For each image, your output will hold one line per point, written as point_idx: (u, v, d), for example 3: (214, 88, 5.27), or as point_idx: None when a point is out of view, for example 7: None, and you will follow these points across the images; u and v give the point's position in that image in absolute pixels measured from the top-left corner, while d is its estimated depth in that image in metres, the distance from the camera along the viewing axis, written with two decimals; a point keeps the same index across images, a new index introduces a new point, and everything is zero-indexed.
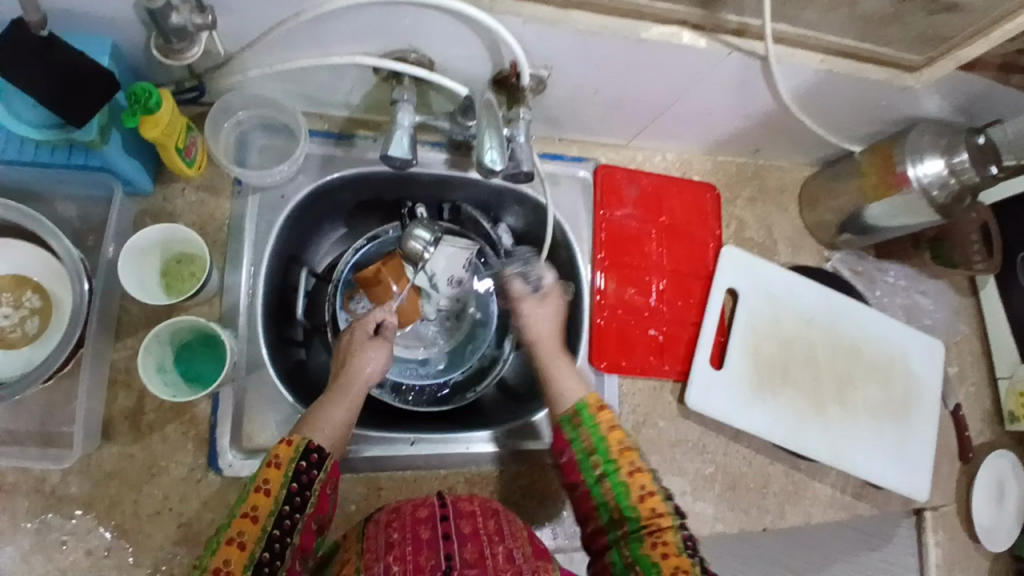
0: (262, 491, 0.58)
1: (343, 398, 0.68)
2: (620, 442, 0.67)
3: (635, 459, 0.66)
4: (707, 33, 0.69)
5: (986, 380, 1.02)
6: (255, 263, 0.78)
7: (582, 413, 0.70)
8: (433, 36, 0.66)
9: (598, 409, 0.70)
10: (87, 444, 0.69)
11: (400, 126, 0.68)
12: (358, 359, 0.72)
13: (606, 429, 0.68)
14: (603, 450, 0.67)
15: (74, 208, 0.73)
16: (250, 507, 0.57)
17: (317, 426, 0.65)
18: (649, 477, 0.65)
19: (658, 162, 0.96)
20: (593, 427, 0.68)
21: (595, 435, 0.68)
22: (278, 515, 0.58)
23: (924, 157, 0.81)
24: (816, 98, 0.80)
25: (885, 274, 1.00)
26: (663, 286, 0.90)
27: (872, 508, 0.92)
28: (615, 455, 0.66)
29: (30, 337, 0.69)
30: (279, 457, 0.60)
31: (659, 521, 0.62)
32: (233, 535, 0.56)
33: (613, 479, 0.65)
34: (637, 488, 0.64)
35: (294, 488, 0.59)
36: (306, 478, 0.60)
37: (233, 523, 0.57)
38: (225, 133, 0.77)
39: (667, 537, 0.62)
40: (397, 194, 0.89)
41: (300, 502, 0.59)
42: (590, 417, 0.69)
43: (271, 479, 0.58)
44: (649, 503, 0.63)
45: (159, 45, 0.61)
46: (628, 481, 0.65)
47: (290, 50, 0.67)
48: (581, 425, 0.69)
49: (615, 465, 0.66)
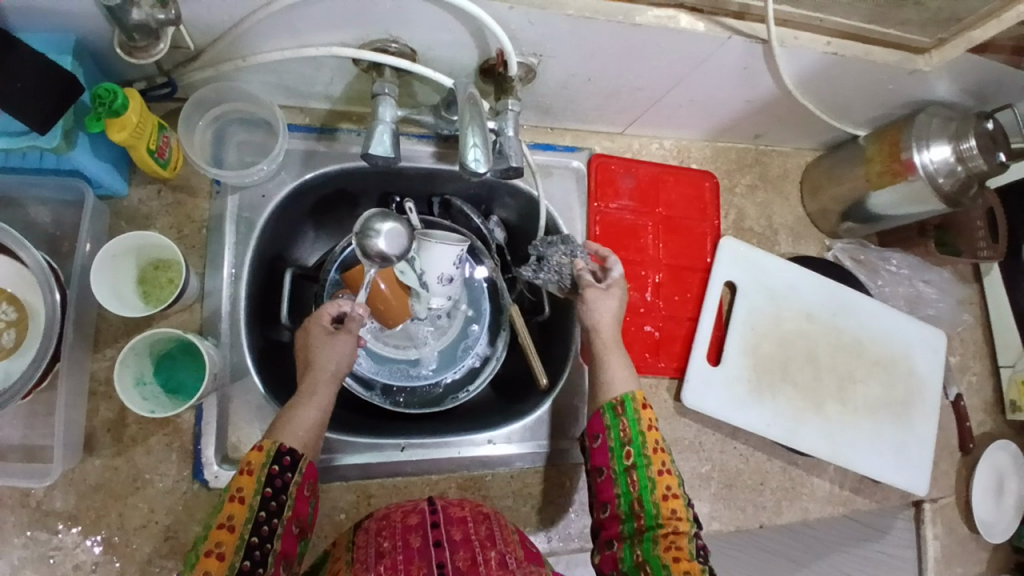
0: (236, 499, 0.56)
1: (313, 398, 0.65)
2: (655, 441, 0.65)
3: (667, 460, 0.65)
4: (706, 16, 0.65)
5: (988, 369, 1.00)
6: (236, 265, 0.75)
7: (627, 404, 0.67)
8: (414, 25, 0.62)
9: (643, 405, 0.67)
10: (69, 458, 0.67)
11: (382, 122, 0.64)
12: (322, 354, 0.68)
13: (646, 425, 0.66)
14: (639, 445, 0.65)
15: (47, 213, 0.69)
16: (226, 517, 0.55)
17: (286, 429, 0.62)
18: (675, 480, 0.64)
19: (655, 150, 0.92)
20: (633, 420, 0.66)
21: (634, 428, 0.66)
22: (255, 523, 0.56)
23: (931, 144, 0.78)
24: (821, 83, 0.76)
25: (888, 264, 0.97)
26: (660, 281, 0.88)
27: (871, 502, 0.91)
28: (649, 452, 0.65)
29: (7, 349, 0.66)
30: (250, 464, 0.57)
31: (677, 525, 0.62)
32: (211, 547, 0.54)
33: (642, 473, 0.64)
34: (663, 488, 0.63)
35: (269, 493, 0.57)
36: (280, 482, 0.58)
37: (210, 535, 0.55)
38: (200, 131, 0.73)
39: (681, 542, 0.61)
40: (384, 189, 0.86)
41: (276, 507, 0.57)
42: (633, 411, 0.67)
43: (244, 487, 0.56)
44: (670, 505, 0.62)
45: (121, 43, 0.57)
46: (655, 478, 0.63)
47: (262, 41, 0.63)
48: (623, 415, 0.67)
49: (647, 462, 0.64)
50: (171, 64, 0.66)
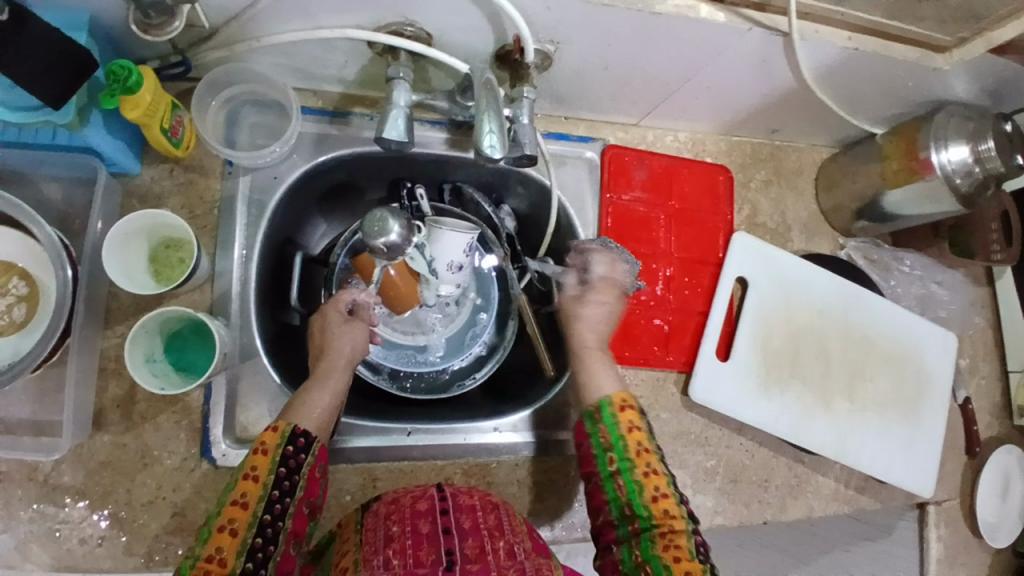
0: (250, 478, 0.57)
1: (327, 383, 0.67)
2: (637, 444, 0.65)
3: (653, 460, 0.64)
4: (726, 6, 0.64)
5: (998, 372, 0.99)
6: (247, 247, 0.75)
7: (603, 411, 0.67)
8: (430, 9, 0.61)
9: (620, 409, 0.67)
10: (78, 434, 0.67)
11: (396, 106, 0.64)
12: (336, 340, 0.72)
13: (625, 428, 0.65)
14: (621, 449, 0.65)
15: (59, 190, 0.69)
16: (239, 494, 0.56)
17: (301, 411, 0.64)
18: (664, 479, 0.63)
19: (669, 142, 0.91)
20: (612, 425, 0.66)
21: (613, 433, 0.65)
22: (268, 501, 0.56)
23: (949, 144, 0.76)
24: (840, 78, 0.75)
25: (901, 263, 0.96)
26: (671, 274, 0.87)
27: (876, 502, 0.91)
28: (631, 455, 0.64)
29: (18, 324, 0.67)
30: (265, 444, 0.59)
31: (672, 524, 0.61)
32: (224, 523, 0.54)
33: (627, 477, 0.63)
34: (652, 488, 0.62)
35: (283, 473, 0.58)
36: (294, 463, 0.59)
37: (223, 512, 0.55)
38: (213, 112, 0.73)
39: (679, 541, 0.60)
40: (395, 174, 0.86)
41: (289, 486, 0.58)
42: (609, 415, 0.66)
43: (258, 466, 0.57)
44: (661, 504, 0.62)
45: (136, 20, 0.56)
46: (641, 480, 0.63)
47: (276, 22, 0.63)
48: (602, 423, 0.66)
49: (631, 464, 0.64)
50: (186, 43, 0.65)
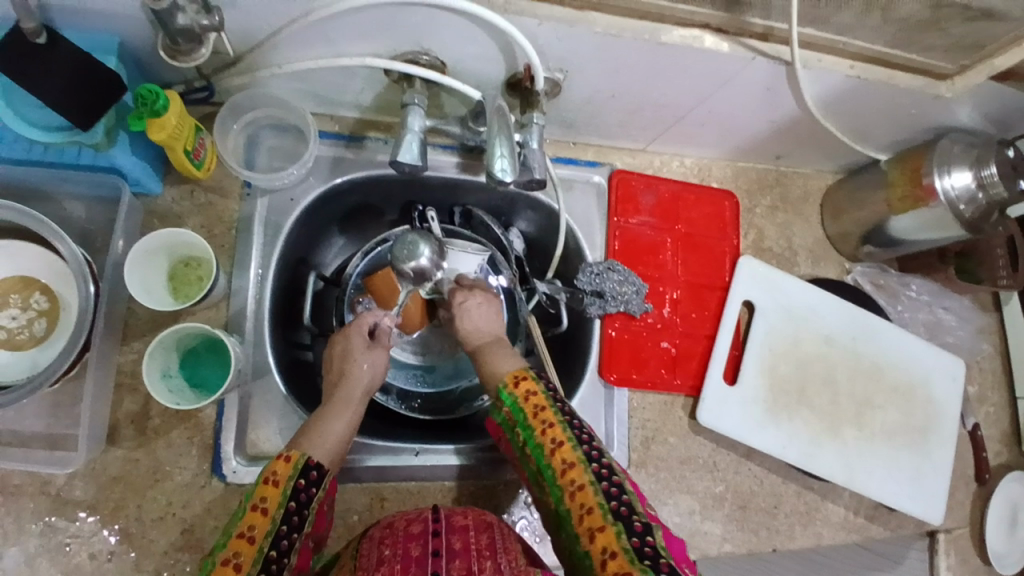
0: (259, 509, 0.56)
1: (345, 409, 0.65)
2: (535, 407, 0.64)
3: (550, 417, 0.63)
4: (730, 37, 0.66)
5: (1007, 401, 0.98)
6: (262, 266, 0.77)
7: (500, 394, 0.66)
8: (445, 38, 0.64)
9: (515, 384, 0.66)
10: (91, 448, 0.68)
11: (411, 131, 0.66)
12: (357, 365, 0.69)
13: (522, 399, 0.65)
14: (522, 421, 0.64)
15: (83, 208, 0.72)
16: (247, 527, 0.55)
17: (316, 437, 0.62)
18: (562, 430, 0.62)
19: (676, 168, 0.93)
20: (511, 403, 0.65)
21: (513, 410, 0.65)
22: (275, 536, 0.56)
23: (953, 170, 0.78)
24: (844, 106, 0.77)
25: (908, 289, 0.97)
26: (678, 297, 0.88)
27: (886, 530, 0.90)
28: (529, 423, 0.63)
29: (38, 339, 0.68)
30: (277, 474, 0.58)
31: (575, 480, 0.59)
32: (229, 556, 0.54)
33: (533, 446, 0.63)
34: (551, 445, 0.62)
35: (292, 508, 0.58)
36: (304, 497, 0.59)
37: (229, 544, 0.55)
38: (234, 135, 0.76)
39: (586, 497, 0.58)
40: (408, 197, 0.88)
41: (297, 521, 0.58)
42: (507, 394, 0.65)
43: (268, 498, 0.57)
44: (562, 461, 0.61)
45: (165, 46, 0.59)
46: (542, 443, 0.62)
47: (298, 50, 0.65)
48: (503, 405, 0.66)
49: (532, 430, 0.63)
50: (211, 69, 0.68)
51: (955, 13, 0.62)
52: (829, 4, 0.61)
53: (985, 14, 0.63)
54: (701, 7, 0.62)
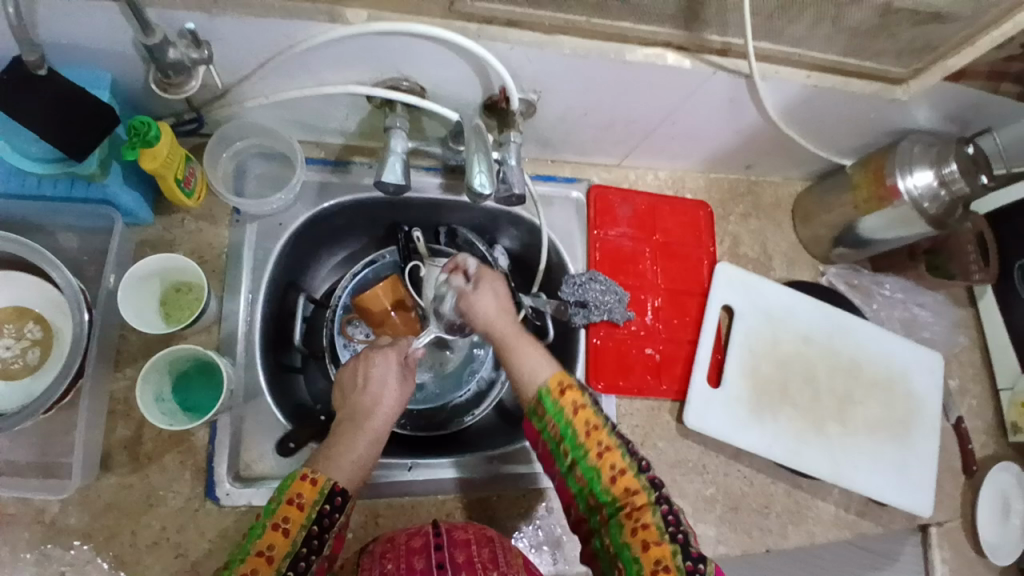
0: (280, 529, 0.57)
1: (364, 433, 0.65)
2: (586, 423, 0.63)
3: (604, 438, 0.63)
4: (691, 54, 0.70)
5: (989, 393, 1.01)
6: (252, 290, 0.79)
7: (544, 401, 0.64)
8: (424, 62, 0.67)
9: (561, 393, 0.64)
10: (85, 474, 0.69)
11: (394, 152, 0.69)
12: (379, 390, 0.68)
13: (571, 411, 0.63)
14: (572, 438, 0.63)
15: (75, 239, 0.74)
16: (266, 546, 0.57)
17: (333, 460, 0.62)
18: (620, 455, 0.62)
19: (651, 181, 0.97)
20: (557, 414, 0.63)
21: (561, 423, 0.63)
22: (294, 557, 0.57)
23: (913, 170, 0.81)
24: (804, 115, 0.81)
25: (882, 288, 1.00)
26: (659, 305, 0.91)
27: (877, 526, 0.91)
28: (583, 441, 0.62)
29: (31, 367, 0.70)
30: (302, 497, 0.59)
31: (634, 501, 0.60)
32: (247, 572, 0.55)
33: (584, 466, 0.62)
34: (610, 470, 0.62)
35: (314, 531, 0.59)
36: (328, 522, 0.59)
37: (247, 561, 0.56)
38: (223, 163, 0.79)
39: (646, 520, 0.59)
40: (393, 218, 0.91)
41: (317, 545, 0.59)
42: (552, 404, 0.63)
43: (291, 519, 0.58)
44: (622, 485, 0.61)
45: (157, 80, 0.62)
46: (597, 465, 0.62)
47: (286, 80, 0.69)
48: (546, 415, 0.64)
49: (585, 451, 0.63)
50: (201, 101, 0.71)
51: (901, 18, 0.66)
52: (780, 17, 0.65)
53: (933, 17, 0.67)
54: (662, 26, 0.66)
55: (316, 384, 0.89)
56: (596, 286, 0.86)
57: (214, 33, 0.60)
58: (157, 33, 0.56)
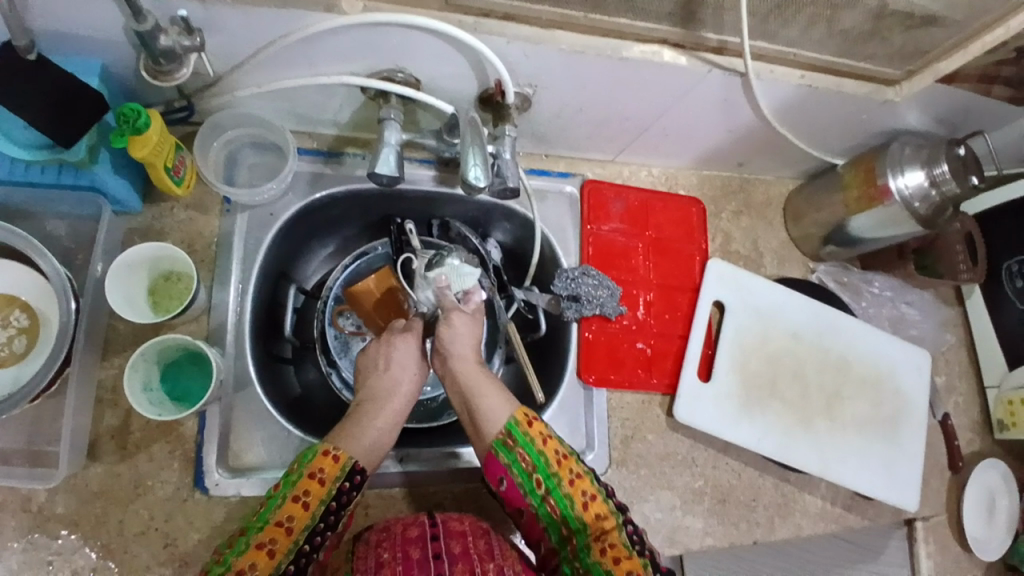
0: (300, 503, 0.61)
1: (380, 414, 0.68)
2: (555, 452, 0.68)
3: (574, 465, 0.68)
4: (688, 51, 0.70)
5: (975, 391, 1.02)
6: (243, 280, 0.78)
7: (514, 433, 0.68)
8: (419, 55, 0.67)
9: (528, 424, 0.68)
10: (73, 463, 0.68)
11: (388, 145, 0.69)
12: (394, 374, 0.71)
13: (539, 442, 0.68)
14: (543, 467, 0.67)
15: (63, 226, 0.73)
16: (285, 517, 0.60)
17: (353, 439, 0.66)
18: (589, 481, 0.67)
19: (645, 177, 0.97)
20: (527, 444, 0.67)
21: (532, 453, 0.67)
22: (311, 531, 0.61)
23: (904, 170, 0.82)
24: (797, 114, 0.81)
25: (871, 286, 1.01)
26: (651, 300, 0.91)
27: (863, 520, 0.92)
28: (555, 469, 0.67)
29: (18, 356, 0.69)
30: (324, 473, 0.62)
31: (604, 525, 0.65)
32: (264, 540, 0.58)
33: (557, 494, 0.66)
34: (581, 496, 0.66)
35: (332, 507, 0.62)
36: (345, 499, 0.63)
37: (266, 530, 0.59)
38: (214, 151, 0.78)
39: (613, 539, 0.65)
40: (387, 210, 0.90)
41: (333, 520, 0.63)
42: (522, 434, 0.68)
43: (311, 493, 0.61)
44: (593, 510, 0.66)
45: (148, 67, 0.61)
46: (570, 491, 0.66)
47: (279, 70, 0.68)
48: (516, 447, 0.67)
49: (557, 480, 0.67)
50: (192, 89, 0.70)
51: (895, 21, 0.67)
52: (776, 17, 0.65)
53: (927, 20, 0.67)
54: (658, 23, 0.65)
55: (306, 375, 0.89)
56: (587, 282, 0.87)
57: (207, 22, 0.59)
58: (149, 20, 0.56)
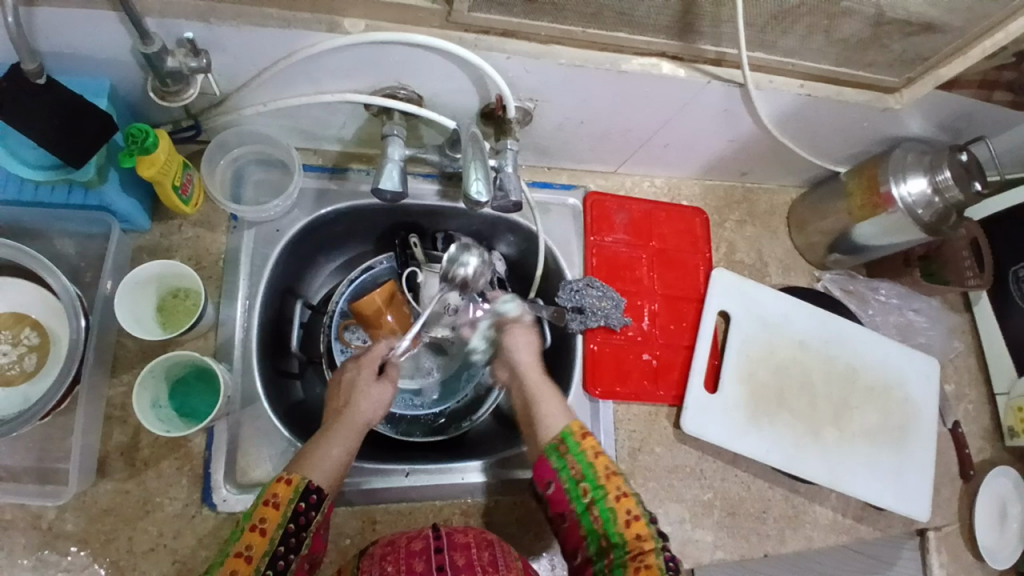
0: (257, 530, 0.59)
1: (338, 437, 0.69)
2: (606, 467, 0.69)
3: (622, 484, 0.68)
4: (686, 63, 0.70)
5: (985, 398, 1.01)
6: (250, 296, 0.79)
7: (568, 440, 0.71)
8: (420, 71, 0.67)
9: (583, 436, 0.72)
10: (82, 480, 0.69)
11: (391, 160, 0.69)
12: (358, 398, 0.74)
13: (592, 454, 0.70)
14: (593, 477, 0.69)
15: (72, 245, 0.74)
16: (244, 546, 0.58)
17: (313, 463, 0.65)
18: (635, 502, 0.67)
19: (647, 188, 0.97)
20: (579, 454, 0.70)
21: (582, 463, 0.70)
22: (271, 557, 0.59)
23: (908, 176, 0.82)
24: (798, 123, 0.82)
25: (878, 294, 1.00)
26: (656, 310, 0.91)
27: (875, 531, 0.91)
28: (603, 482, 0.68)
29: (28, 374, 0.70)
30: (277, 496, 0.61)
31: (642, 545, 0.64)
32: (227, 573, 0.56)
33: (601, 505, 0.67)
34: (624, 513, 0.66)
35: (291, 529, 0.60)
36: (304, 520, 0.61)
37: (226, 562, 0.57)
38: (221, 170, 0.79)
39: (649, 560, 0.63)
40: (390, 225, 0.91)
41: (294, 543, 0.60)
42: (575, 444, 0.71)
43: (268, 518, 0.59)
44: (633, 529, 0.65)
45: (155, 87, 0.62)
46: (614, 507, 0.67)
47: (283, 88, 0.69)
48: (568, 453, 0.71)
49: (604, 492, 0.68)
50: (199, 108, 0.71)
51: (893, 29, 0.67)
52: (774, 28, 0.65)
53: (924, 28, 0.68)
54: (657, 37, 0.66)
55: (312, 392, 0.90)
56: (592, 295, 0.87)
57: (214, 43, 0.60)
58: (156, 42, 0.57)
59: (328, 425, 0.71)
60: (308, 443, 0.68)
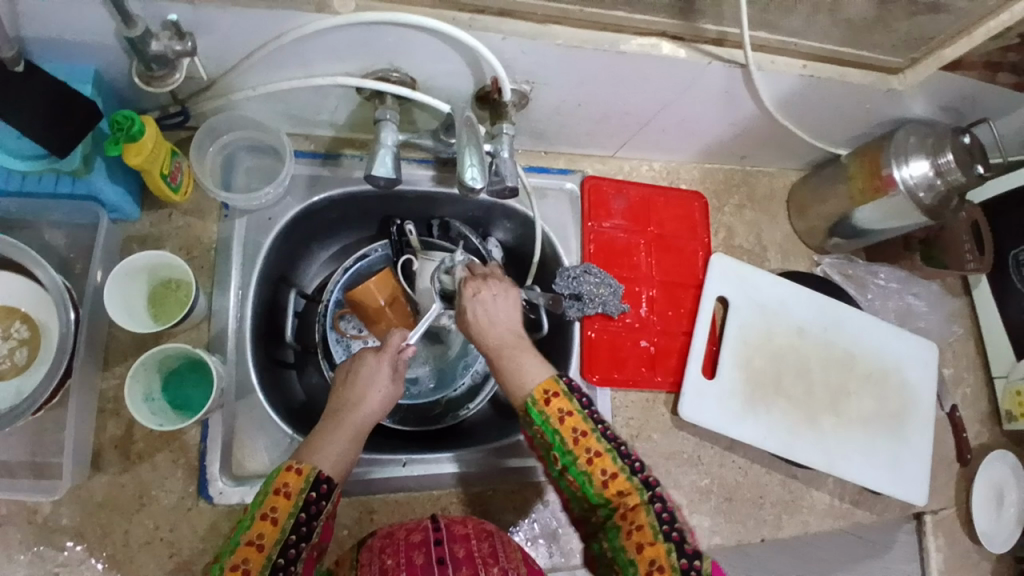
0: (268, 519, 0.59)
1: (344, 427, 0.65)
2: (574, 431, 0.64)
3: (594, 445, 0.63)
4: (687, 44, 0.69)
5: (982, 381, 1.01)
6: (243, 286, 0.78)
7: (530, 412, 0.64)
8: (415, 54, 0.66)
9: (546, 403, 0.64)
10: (76, 474, 0.68)
11: (384, 145, 0.68)
12: (361, 385, 0.68)
13: (557, 420, 0.64)
14: (559, 446, 0.64)
15: (62, 236, 0.73)
16: (256, 535, 0.58)
17: (322, 453, 0.63)
18: (610, 459, 0.63)
19: (645, 172, 0.96)
20: (543, 423, 0.64)
21: (548, 432, 0.64)
22: (283, 545, 0.59)
23: (910, 159, 0.81)
24: (799, 105, 0.80)
25: (877, 278, 1.00)
26: (654, 296, 0.90)
27: (871, 515, 0.92)
28: (570, 448, 0.63)
29: (19, 367, 0.69)
30: (288, 486, 0.60)
31: (629, 503, 0.62)
32: (237, 562, 0.56)
33: (574, 471, 0.64)
34: (600, 475, 0.63)
35: (302, 519, 0.60)
36: (315, 510, 0.60)
37: (238, 551, 0.57)
38: (211, 157, 0.77)
39: (638, 519, 0.61)
40: (385, 212, 0.90)
41: (306, 532, 0.60)
42: (538, 413, 0.64)
43: (278, 508, 0.59)
44: (614, 488, 0.63)
45: (140, 73, 0.60)
46: (588, 470, 0.63)
47: (273, 72, 0.67)
48: (534, 425, 0.65)
49: (574, 458, 0.64)
50: (186, 94, 0.70)
51: (898, 8, 0.66)
52: (777, 7, 0.64)
53: (929, 8, 0.66)
54: (657, 15, 0.64)
55: (310, 380, 0.89)
56: (590, 279, 0.86)
57: (199, 25, 0.58)
58: (139, 25, 0.55)
59: (331, 414, 0.67)
60: (314, 435, 0.65)
